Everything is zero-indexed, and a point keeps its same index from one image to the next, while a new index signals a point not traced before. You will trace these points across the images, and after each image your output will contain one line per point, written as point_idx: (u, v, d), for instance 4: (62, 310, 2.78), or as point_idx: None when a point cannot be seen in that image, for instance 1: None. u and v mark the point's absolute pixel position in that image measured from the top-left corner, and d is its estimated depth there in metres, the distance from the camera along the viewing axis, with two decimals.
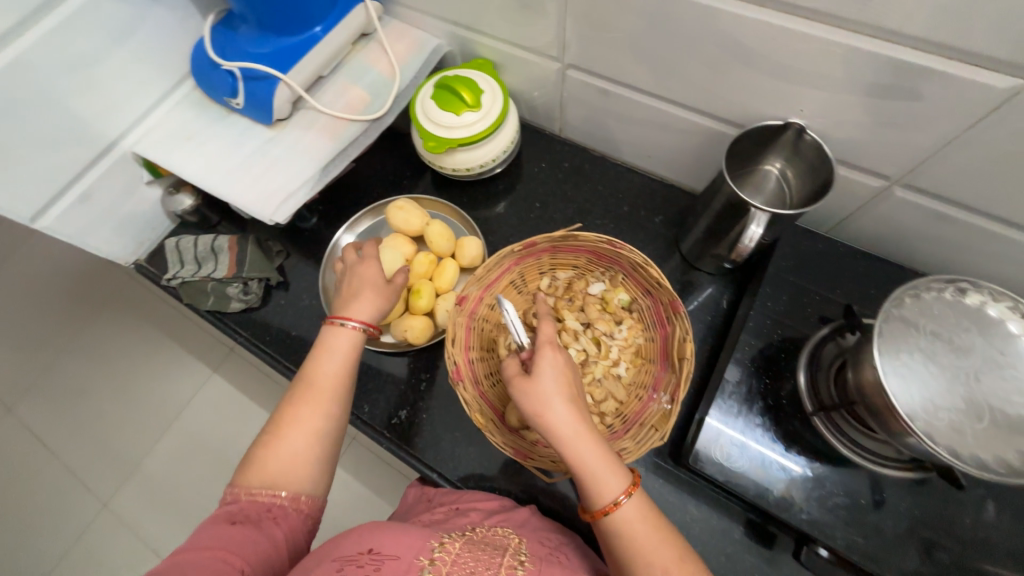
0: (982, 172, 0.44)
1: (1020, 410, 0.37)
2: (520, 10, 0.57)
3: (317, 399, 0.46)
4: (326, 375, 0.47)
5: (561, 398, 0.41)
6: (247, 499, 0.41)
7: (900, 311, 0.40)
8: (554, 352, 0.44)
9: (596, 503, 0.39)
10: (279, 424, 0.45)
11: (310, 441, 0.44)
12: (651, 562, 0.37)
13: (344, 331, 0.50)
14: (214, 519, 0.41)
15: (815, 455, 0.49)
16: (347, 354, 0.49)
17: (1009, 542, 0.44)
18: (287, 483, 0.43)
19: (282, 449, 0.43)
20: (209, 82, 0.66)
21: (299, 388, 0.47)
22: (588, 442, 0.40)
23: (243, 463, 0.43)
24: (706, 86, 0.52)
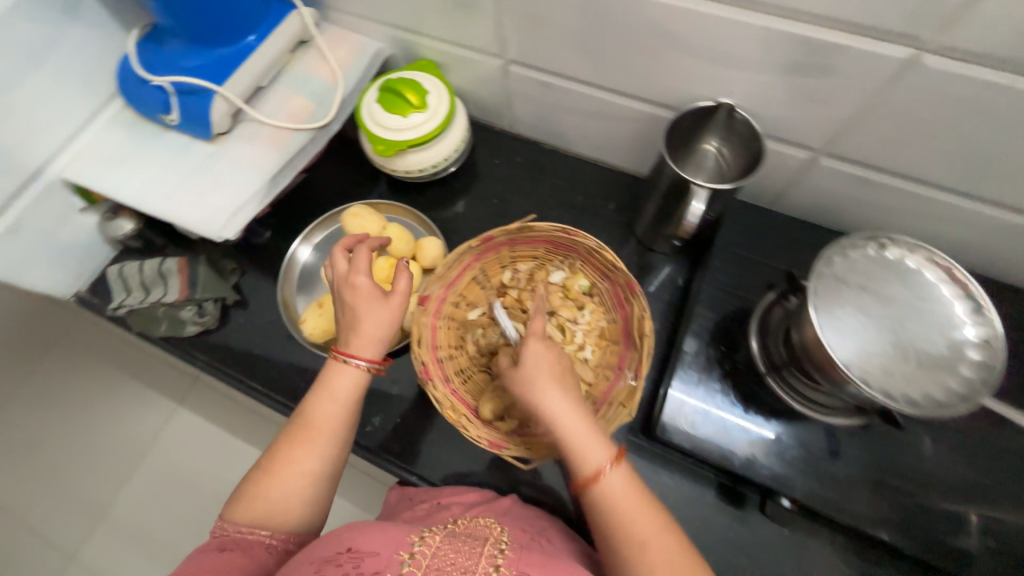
0: (893, 137, 0.48)
1: (941, 349, 0.41)
2: (457, 9, 0.58)
3: (311, 441, 0.45)
4: (321, 417, 0.45)
5: (549, 383, 0.43)
6: (235, 529, 0.43)
7: (832, 270, 0.44)
8: (540, 342, 0.46)
9: (580, 477, 0.41)
10: (272, 462, 0.44)
11: (303, 483, 0.44)
12: (630, 529, 0.39)
13: (349, 370, 0.47)
14: (204, 547, 0.42)
15: (770, 413, 0.52)
16: (348, 392, 0.46)
17: (945, 470, 0.49)
18: (277, 520, 0.43)
19: (273, 489, 0.43)
20: (139, 100, 0.63)
21: (294, 426, 0.46)
22: (576, 421, 0.41)
23: (234, 497, 0.44)
24: (643, 74, 0.54)
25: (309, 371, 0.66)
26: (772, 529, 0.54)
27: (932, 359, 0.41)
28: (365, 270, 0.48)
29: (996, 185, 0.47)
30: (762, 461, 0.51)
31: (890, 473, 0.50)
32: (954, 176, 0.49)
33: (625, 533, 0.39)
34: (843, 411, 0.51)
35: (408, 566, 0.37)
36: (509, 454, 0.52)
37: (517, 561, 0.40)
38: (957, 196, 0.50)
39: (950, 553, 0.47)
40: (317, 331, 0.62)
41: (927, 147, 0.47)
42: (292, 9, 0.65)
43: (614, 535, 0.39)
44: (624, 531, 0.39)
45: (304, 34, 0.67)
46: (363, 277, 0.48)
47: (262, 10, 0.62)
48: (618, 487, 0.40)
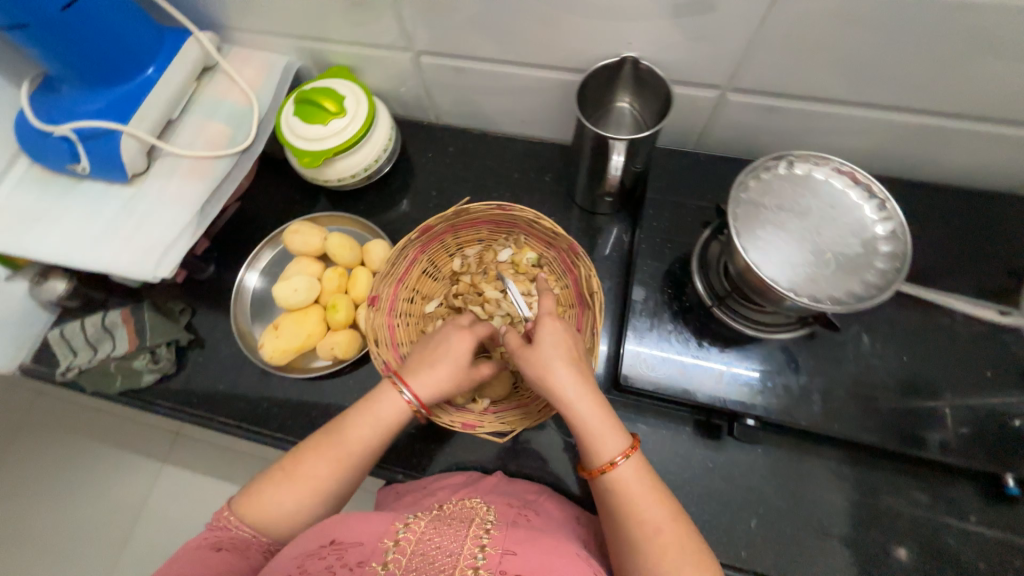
0: (785, 61, 0.50)
1: (853, 249, 0.45)
2: (353, 9, 0.57)
3: (341, 460, 0.45)
4: (357, 440, 0.45)
5: (561, 363, 0.46)
6: (236, 529, 0.42)
7: (747, 194, 0.47)
8: (553, 322, 0.49)
9: (595, 462, 0.43)
10: (293, 468, 0.44)
11: (316, 498, 0.44)
12: (643, 517, 0.41)
13: (397, 399, 0.47)
14: (199, 542, 0.41)
15: (723, 342, 0.55)
16: (389, 421, 0.46)
17: (885, 362, 0.54)
18: (281, 528, 0.43)
19: (289, 497, 0.43)
20: (42, 152, 0.60)
21: (325, 439, 0.45)
22: (590, 406, 0.44)
23: (245, 494, 0.44)
24: (545, 42, 0.55)
25: (277, 395, 0.65)
26: (746, 449, 0.57)
27: (852, 261, 0.45)
28: (475, 334, 0.51)
29: (883, 90, 0.51)
30: (724, 387, 0.53)
31: (838, 374, 0.53)
32: (846, 88, 0.52)
33: (638, 521, 0.40)
34: (788, 326, 0.54)
35: (392, 553, 0.39)
36: (482, 431, 0.53)
37: (503, 539, 0.41)
38: (853, 107, 0.54)
39: (903, 436, 0.51)
40: (274, 354, 0.61)
41: (816, 66, 0.50)
42: (189, 35, 0.63)
43: (624, 521, 0.41)
44: (635, 517, 0.41)
45: (208, 59, 0.65)
46: (465, 333, 0.50)
47: (155, 40, 0.61)
48: (628, 477, 0.42)
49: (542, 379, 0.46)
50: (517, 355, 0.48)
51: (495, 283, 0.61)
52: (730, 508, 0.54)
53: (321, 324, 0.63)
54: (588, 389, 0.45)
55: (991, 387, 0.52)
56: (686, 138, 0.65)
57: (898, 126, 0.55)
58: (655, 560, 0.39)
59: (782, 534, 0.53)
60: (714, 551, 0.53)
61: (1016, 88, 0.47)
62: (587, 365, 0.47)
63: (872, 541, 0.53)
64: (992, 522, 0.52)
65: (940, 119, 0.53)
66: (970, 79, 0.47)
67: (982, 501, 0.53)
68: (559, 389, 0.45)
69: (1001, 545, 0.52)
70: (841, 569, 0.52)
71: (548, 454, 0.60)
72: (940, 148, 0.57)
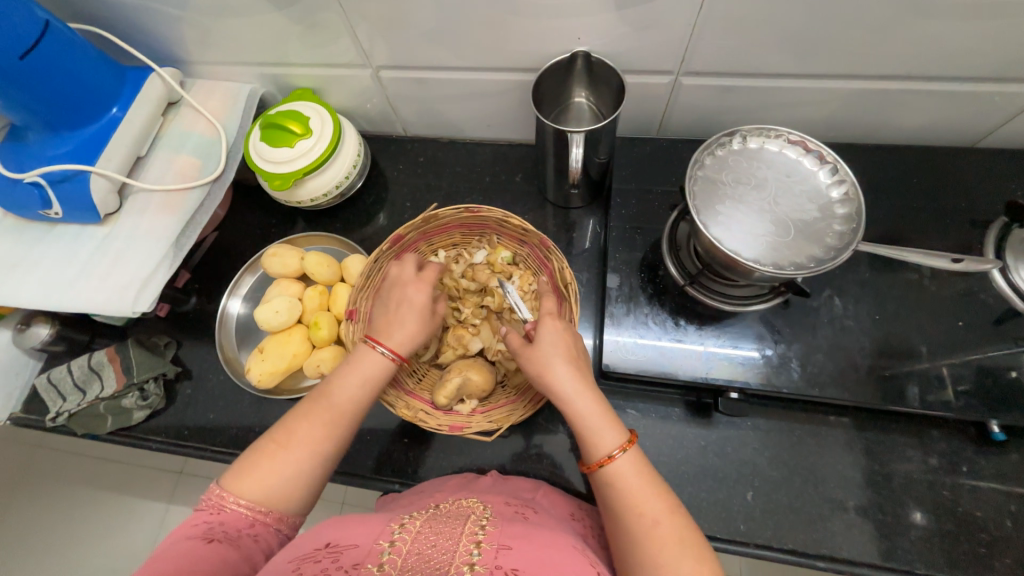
0: (731, 42, 0.51)
1: (809, 214, 0.49)
2: (310, 33, 0.58)
3: (333, 421, 0.45)
4: (347, 398, 0.46)
5: (561, 361, 0.46)
6: (232, 509, 0.40)
7: (704, 172, 0.51)
8: (555, 322, 0.49)
9: (594, 457, 0.43)
10: (285, 437, 0.44)
11: (310, 462, 0.43)
12: (642, 511, 0.40)
13: (377, 356, 0.48)
14: (188, 533, 0.38)
15: (699, 320, 0.57)
16: (375, 377, 0.48)
17: (859, 323, 0.55)
18: (277, 502, 0.42)
19: (284, 464, 0.42)
20: (13, 201, 0.61)
21: (314, 404, 0.45)
22: (586, 400, 0.44)
23: (237, 469, 0.42)
24: (498, 45, 0.56)
25: (268, 418, 0.65)
26: (736, 423, 0.57)
27: (811, 227, 0.49)
28: (427, 284, 0.54)
29: (828, 61, 0.52)
30: (705, 365, 0.54)
31: (814, 340, 0.55)
32: (793, 62, 0.53)
33: (637, 514, 0.40)
34: (759, 297, 0.55)
35: (387, 554, 0.38)
36: (471, 431, 0.53)
37: (498, 535, 0.41)
38: (803, 79, 0.55)
39: (885, 394, 0.52)
40: (261, 376, 0.61)
41: (763, 42, 0.51)
42: (151, 72, 0.64)
43: (623, 514, 0.41)
44: (634, 509, 0.40)
45: (172, 94, 0.66)
46: (417, 286, 0.53)
47: (117, 80, 0.62)
48: (625, 471, 0.42)
49: (542, 377, 0.46)
50: (519, 354, 0.49)
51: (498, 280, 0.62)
52: (726, 483, 0.55)
53: (305, 343, 0.63)
54: (587, 387, 0.45)
55: (962, 337, 0.53)
56: (649, 125, 0.66)
57: (847, 93, 0.56)
58: (655, 552, 0.38)
59: (779, 504, 0.54)
60: (714, 528, 0.53)
61: (954, 47, 0.48)
62: (586, 363, 0.48)
63: (869, 501, 0.53)
64: (982, 470, 0.53)
65: (888, 83, 0.54)
66: (909, 42, 0.48)
67: (969, 450, 0.54)
68: (560, 387, 0.45)
69: (994, 492, 0.52)
70: (842, 532, 0.52)
71: (542, 449, 0.61)
72: (892, 110, 0.58)
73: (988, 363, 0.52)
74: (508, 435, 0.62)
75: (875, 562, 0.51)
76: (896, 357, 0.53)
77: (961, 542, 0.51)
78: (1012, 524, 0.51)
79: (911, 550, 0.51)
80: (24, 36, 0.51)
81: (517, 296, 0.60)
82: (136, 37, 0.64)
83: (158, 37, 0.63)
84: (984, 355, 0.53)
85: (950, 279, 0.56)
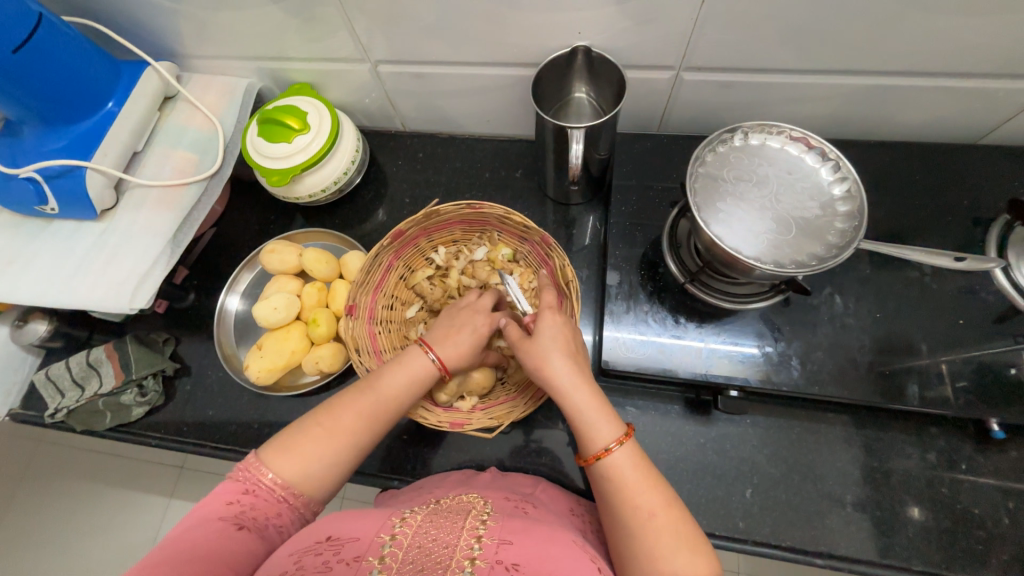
0: (734, 37, 0.51)
1: (811, 212, 0.49)
2: (308, 27, 0.58)
3: (377, 416, 0.45)
4: (393, 395, 0.46)
5: (559, 353, 0.46)
6: (265, 490, 0.40)
7: (705, 169, 0.51)
8: (554, 315, 0.49)
9: (590, 449, 0.43)
10: (330, 422, 0.43)
11: (348, 453, 0.43)
12: (638, 503, 0.40)
13: (425, 360, 0.48)
14: (220, 511, 0.39)
15: (699, 318, 0.57)
16: (417, 381, 0.48)
17: (859, 321, 0.55)
18: (310, 488, 0.42)
19: (323, 451, 0.42)
20: (8, 197, 0.61)
21: (361, 393, 0.45)
22: (582, 388, 0.45)
23: (277, 447, 0.42)
24: (497, 39, 0.56)
25: (267, 414, 0.65)
26: (735, 421, 0.57)
27: (813, 224, 0.49)
28: (496, 321, 0.53)
29: (831, 56, 0.51)
30: (704, 363, 0.54)
31: (814, 337, 0.54)
32: (796, 58, 0.52)
33: (634, 507, 0.40)
34: (759, 294, 0.55)
35: (388, 547, 0.38)
36: (471, 428, 0.53)
37: (498, 530, 0.40)
38: (805, 74, 0.54)
39: (884, 392, 0.52)
40: (260, 373, 0.61)
41: (767, 37, 0.50)
42: (147, 66, 0.63)
43: (620, 507, 0.41)
44: (631, 502, 0.40)
45: (169, 89, 0.66)
46: (488, 316, 0.53)
47: (113, 74, 0.61)
48: (622, 464, 0.42)
49: (541, 370, 0.46)
50: (518, 347, 0.48)
51: (499, 276, 0.61)
52: (724, 480, 0.55)
53: (303, 340, 0.63)
54: (585, 380, 0.45)
55: (962, 334, 0.53)
56: (650, 121, 0.66)
57: (850, 89, 0.56)
58: (650, 544, 0.38)
59: (778, 501, 0.54)
60: (712, 524, 0.53)
61: (960, 42, 0.48)
62: (583, 357, 0.48)
63: (867, 498, 0.53)
64: (980, 467, 0.53)
65: (891, 79, 0.53)
66: (913, 37, 0.48)
67: (969, 448, 0.54)
68: (556, 380, 0.45)
69: (991, 488, 0.52)
70: (840, 529, 0.52)
71: (542, 446, 0.61)
72: (895, 107, 0.58)
73: (989, 361, 0.52)
74: (508, 432, 0.62)
75: (873, 559, 0.51)
76: (896, 354, 0.53)
77: (958, 538, 0.51)
78: (1011, 522, 0.51)
79: (909, 547, 0.51)
80: (18, 29, 0.50)
81: (517, 289, 0.59)
82: (132, 30, 0.63)
83: (154, 30, 0.63)
84: (985, 353, 0.52)
85: (950, 276, 0.56)
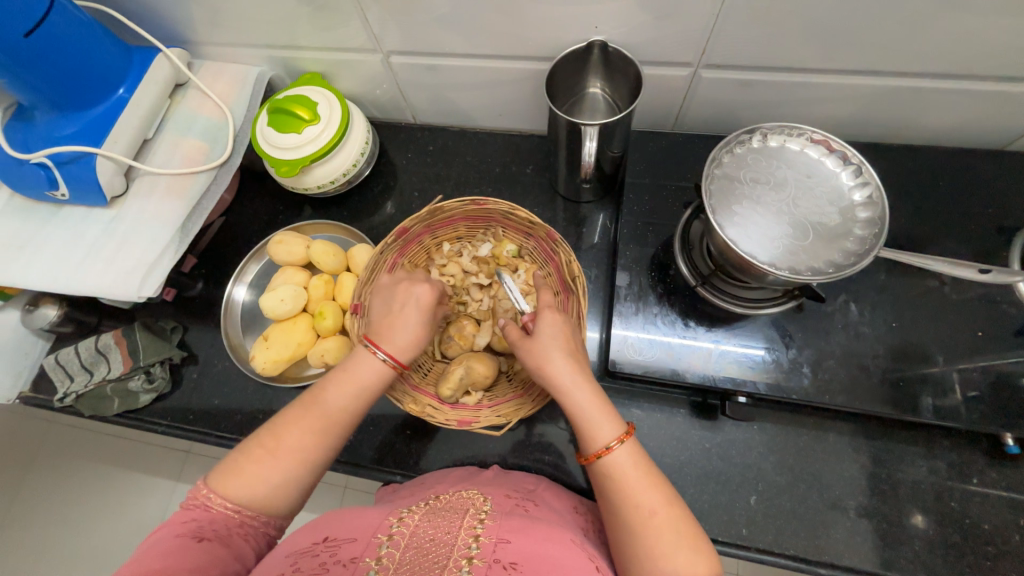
0: (756, 34, 0.49)
1: (830, 217, 0.48)
2: (322, 15, 0.57)
3: (323, 429, 0.43)
4: (338, 408, 0.44)
5: (560, 353, 0.46)
6: (219, 508, 0.40)
7: (722, 170, 0.50)
8: (553, 314, 0.48)
9: (590, 448, 0.42)
10: (274, 442, 0.42)
11: (300, 470, 0.42)
12: (638, 501, 0.40)
13: (375, 362, 0.47)
14: (176, 531, 0.38)
15: (709, 321, 0.56)
16: (371, 385, 0.46)
17: (874, 329, 0.54)
18: (265, 507, 0.41)
19: (271, 472, 0.41)
20: (20, 182, 0.61)
21: (304, 411, 0.44)
22: (578, 384, 0.44)
23: (223, 471, 0.41)
24: (511, 32, 0.54)
25: (272, 405, 0.65)
26: (741, 426, 0.56)
27: (830, 229, 0.47)
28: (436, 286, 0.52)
29: (857, 56, 0.50)
30: (714, 368, 0.53)
31: (825, 344, 0.54)
32: (820, 56, 0.50)
33: (633, 505, 0.40)
34: (772, 299, 0.54)
35: (385, 548, 0.38)
36: (478, 425, 0.53)
37: (497, 530, 0.40)
38: (830, 74, 0.53)
39: (897, 402, 0.51)
40: (267, 363, 0.61)
41: (789, 36, 0.49)
42: (159, 53, 0.63)
43: (619, 505, 0.40)
44: (630, 501, 0.40)
45: (180, 76, 0.65)
46: (424, 285, 0.51)
47: (124, 59, 0.60)
48: (624, 463, 0.41)
49: (542, 370, 0.46)
50: (517, 346, 0.48)
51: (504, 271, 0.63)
52: (729, 486, 0.54)
53: (310, 332, 0.63)
54: (585, 378, 0.45)
55: (979, 347, 0.52)
56: (665, 119, 0.65)
57: (875, 91, 0.54)
58: (650, 542, 0.38)
59: (783, 510, 0.53)
60: (715, 530, 0.53)
61: (994, 43, 0.46)
62: (583, 355, 0.47)
63: (874, 509, 0.52)
64: (992, 482, 0.52)
65: (916, 80, 0.52)
66: (942, 39, 0.46)
67: (981, 462, 0.53)
68: (557, 379, 0.44)
69: (1003, 503, 0.51)
70: (845, 540, 0.52)
71: (545, 443, 0.60)
72: (920, 110, 0.56)
73: (1005, 373, 0.51)
74: (511, 430, 0.62)
75: (877, 571, 0.50)
76: (910, 364, 0.52)
77: (966, 554, 0.50)
78: (1021, 539, 0.50)
79: (915, 561, 0.50)
80: (30, 12, 0.50)
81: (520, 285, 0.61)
82: (144, 17, 0.63)
83: (166, 16, 0.62)
84: (1002, 365, 0.51)
85: (971, 286, 0.54)
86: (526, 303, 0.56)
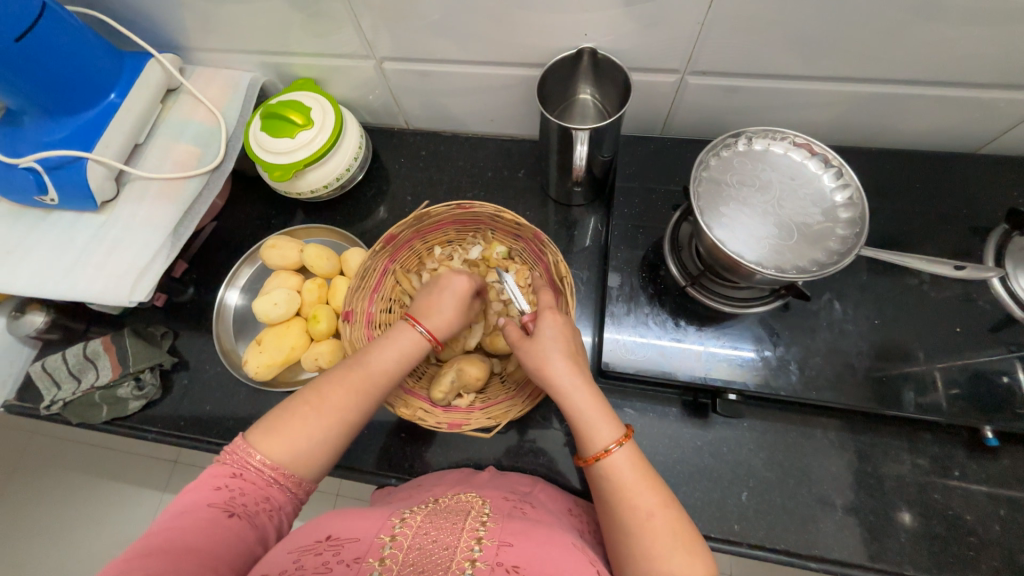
0: (739, 42, 0.51)
1: (812, 219, 0.50)
2: (316, 21, 0.57)
3: (365, 390, 0.45)
4: (382, 368, 0.46)
5: (559, 354, 0.46)
6: (254, 474, 0.40)
7: (709, 173, 0.51)
8: (553, 315, 0.49)
9: (590, 450, 0.43)
10: (319, 399, 0.43)
11: (338, 430, 0.43)
12: (636, 503, 0.40)
13: (414, 334, 0.49)
14: (209, 498, 0.38)
15: (699, 321, 0.57)
16: (409, 355, 0.48)
17: (858, 327, 0.55)
18: (301, 467, 0.41)
19: (315, 427, 0.42)
20: (7, 187, 0.60)
21: (347, 370, 0.45)
22: (577, 386, 0.45)
23: (265, 428, 0.42)
24: (502, 39, 0.55)
25: (265, 410, 0.64)
26: (732, 424, 0.57)
27: (814, 231, 0.49)
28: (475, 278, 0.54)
29: (836, 64, 0.52)
30: (704, 367, 0.54)
31: (812, 342, 0.55)
32: (800, 63, 0.52)
33: (631, 507, 0.40)
34: (760, 298, 0.55)
35: (388, 549, 0.38)
36: (469, 428, 0.53)
37: (498, 531, 0.40)
38: (810, 80, 0.55)
39: (882, 398, 0.52)
40: (258, 368, 0.60)
41: (771, 44, 0.50)
42: (150, 59, 0.63)
43: (618, 505, 0.41)
44: (629, 502, 0.40)
45: (171, 81, 0.66)
46: (462, 276, 0.54)
47: (116, 64, 0.61)
48: (622, 464, 0.42)
49: (542, 371, 0.46)
50: (518, 346, 0.48)
51: (496, 273, 0.64)
52: (720, 483, 0.55)
53: (303, 336, 0.63)
54: (584, 380, 0.46)
55: (958, 343, 0.54)
56: (653, 124, 0.66)
57: (854, 96, 0.56)
58: (647, 544, 0.39)
59: (773, 505, 0.54)
60: (708, 526, 0.53)
61: (963, 52, 0.48)
62: (582, 358, 0.48)
63: (861, 503, 0.53)
64: (973, 475, 0.54)
65: (893, 87, 0.54)
66: (917, 47, 0.48)
67: (962, 455, 0.54)
68: (555, 380, 0.45)
69: (984, 495, 0.53)
70: (834, 534, 0.53)
71: (539, 444, 0.61)
72: (896, 116, 0.58)
73: (983, 368, 0.53)
74: (505, 431, 0.62)
75: (865, 563, 0.51)
76: (893, 361, 0.54)
77: (950, 544, 0.51)
78: (1002, 529, 0.51)
79: (902, 553, 0.51)
80: (22, 16, 0.50)
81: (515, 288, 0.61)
82: (136, 23, 0.63)
83: (159, 22, 0.62)
84: (979, 361, 0.53)
85: (949, 285, 0.56)
86: (526, 301, 0.59)
